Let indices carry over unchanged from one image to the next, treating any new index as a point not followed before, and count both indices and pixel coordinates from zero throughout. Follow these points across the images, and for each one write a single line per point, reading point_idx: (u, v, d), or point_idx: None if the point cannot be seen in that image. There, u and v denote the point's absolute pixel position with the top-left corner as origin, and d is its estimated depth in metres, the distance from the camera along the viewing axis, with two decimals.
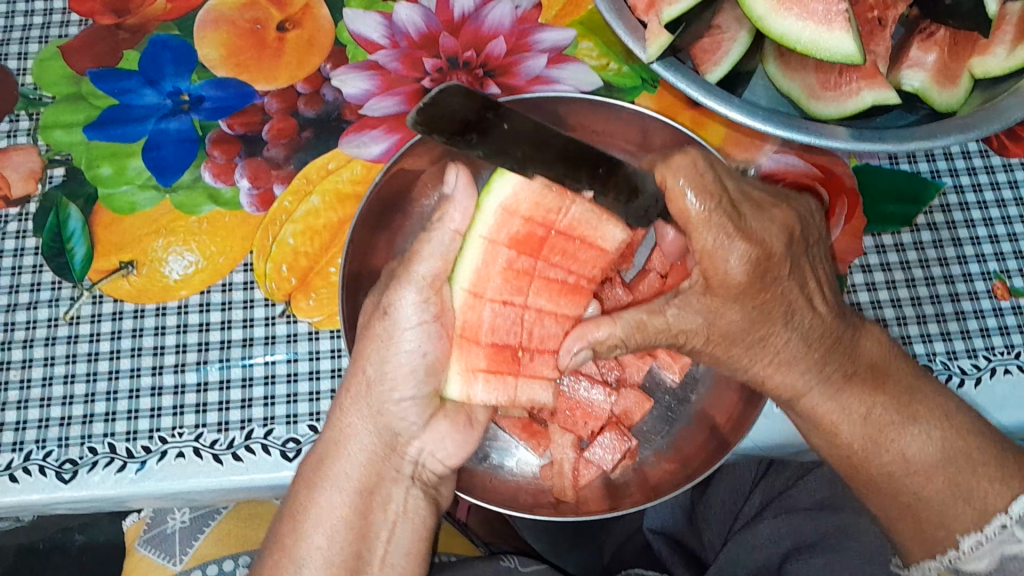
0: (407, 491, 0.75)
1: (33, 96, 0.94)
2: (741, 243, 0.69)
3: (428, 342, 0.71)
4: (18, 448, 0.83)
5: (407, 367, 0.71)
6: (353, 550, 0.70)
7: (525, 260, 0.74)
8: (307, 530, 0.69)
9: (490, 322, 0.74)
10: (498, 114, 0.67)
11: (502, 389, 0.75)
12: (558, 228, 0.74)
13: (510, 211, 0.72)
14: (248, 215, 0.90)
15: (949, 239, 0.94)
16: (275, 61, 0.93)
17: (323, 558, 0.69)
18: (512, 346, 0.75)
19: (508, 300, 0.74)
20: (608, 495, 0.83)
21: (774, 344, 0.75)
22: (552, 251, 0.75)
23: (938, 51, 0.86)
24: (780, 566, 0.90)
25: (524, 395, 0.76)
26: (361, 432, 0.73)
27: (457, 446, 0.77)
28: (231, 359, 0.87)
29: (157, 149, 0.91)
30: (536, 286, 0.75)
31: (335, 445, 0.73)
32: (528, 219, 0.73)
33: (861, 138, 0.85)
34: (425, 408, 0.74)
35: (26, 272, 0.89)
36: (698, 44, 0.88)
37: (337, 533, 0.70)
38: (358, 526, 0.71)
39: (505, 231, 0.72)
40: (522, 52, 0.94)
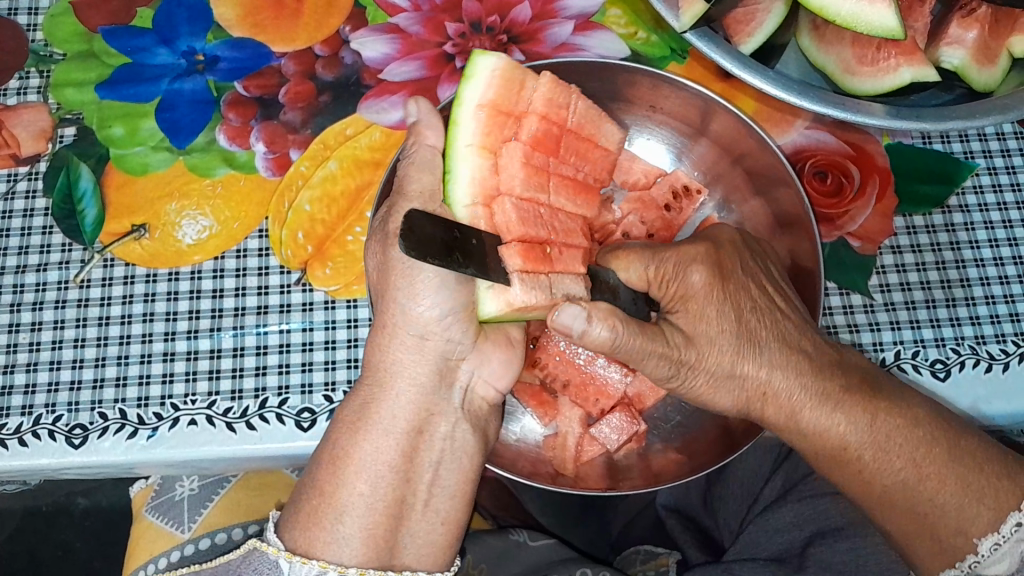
0: (455, 424, 0.73)
1: (44, 53, 0.91)
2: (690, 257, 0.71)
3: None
4: (27, 412, 0.82)
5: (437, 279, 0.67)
6: (397, 495, 0.69)
7: (539, 153, 0.73)
8: (347, 476, 0.68)
9: (515, 213, 0.68)
10: (463, 230, 0.63)
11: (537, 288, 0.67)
12: (568, 125, 0.75)
13: (501, 108, 0.71)
14: (264, 180, 0.88)
15: (981, 222, 0.92)
16: (292, 23, 0.90)
17: (365, 504, 0.68)
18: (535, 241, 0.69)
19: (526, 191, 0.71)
20: (609, 476, 0.80)
21: (758, 356, 0.71)
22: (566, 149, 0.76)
23: (979, 29, 0.81)
24: (803, 549, 0.88)
25: (561, 290, 0.69)
26: (408, 367, 0.71)
27: (504, 366, 0.76)
28: (245, 326, 0.85)
29: (171, 110, 0.89)
30: (554, 182, 0.74)
31: (380, 386, 0.71)
32: (530, 116, 0.73)
33: (898, 115, 0.79)
34: (464, 323, 0.70)
35: (36, 234, 0.87)
36: (731, 14, 0.84)
37: (382, 478, 0.69)
38: (402, 469, 0.70)
39: (512, 125, 0.72)
40: (549, 18, 0.91)
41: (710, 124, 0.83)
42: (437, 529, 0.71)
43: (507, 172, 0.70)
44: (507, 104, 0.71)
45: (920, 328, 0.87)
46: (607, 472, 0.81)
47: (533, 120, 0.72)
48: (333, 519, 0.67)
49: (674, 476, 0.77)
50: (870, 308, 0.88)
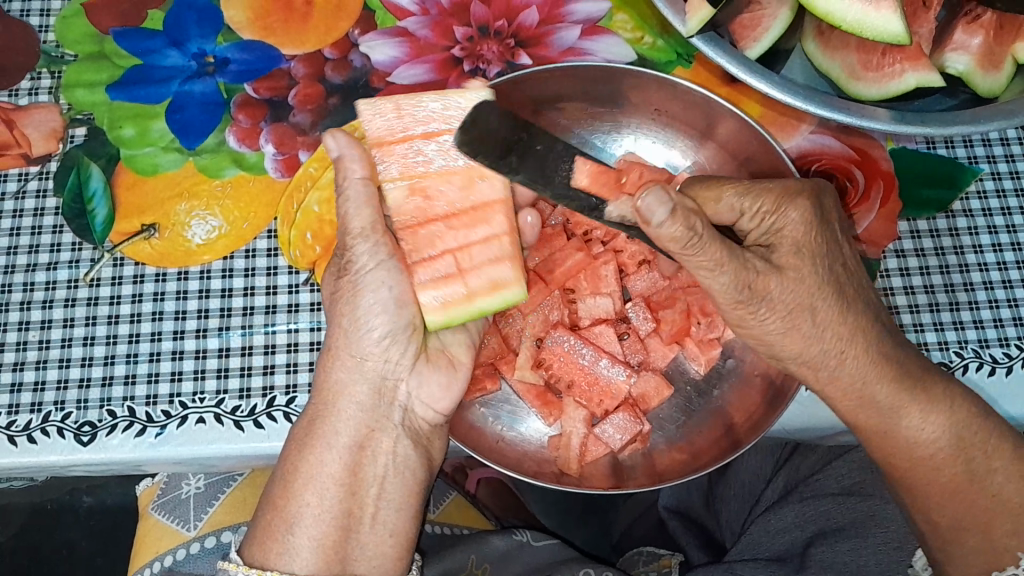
0: (396, 441, 0.74)
1: (55, 54, 0.92)
2: (802, 201, 0.71)
3: (393, 278, 0.71)
4: (37, 410, 0.82)
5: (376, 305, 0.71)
6: (345, 508, 0.70)
7: (459, 155, 0.75)
8: (298, 490, 0.70)
9: (426, 235, 0.74)
10: None
11: (449, 285, 0.74)
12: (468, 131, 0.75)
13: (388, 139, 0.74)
14: (273, 181, 0.88)
15: (985, 226, 0.92)
16: (302, 25, 0.91)
17: (313, 515, 0.69)
18: (447, 249, 0.75)
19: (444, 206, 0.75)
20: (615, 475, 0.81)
21: (822, 318, 0.72)
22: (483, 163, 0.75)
23: (984, 35, 0.82)
24: (804, 549, 0.88)
25: (486, 279, 0.75)
26: (350, 386, 0.72)
27: (444, 390, 0.76)
28: (254, 326, 0.85)
29: (181, 111, 0.89)
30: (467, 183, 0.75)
31: (326, 405, 0.72)
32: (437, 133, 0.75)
33: (903, 120, 0.80)
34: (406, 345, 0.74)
35: (46, 233, 0.88)
36: (738, 19, 0.85)
37: (328, 491, 0.70)
38: (347, 483, 0.71)
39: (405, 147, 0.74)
40: (556, 22, 0.92)
41: (717, 128, 0.84)
42: (386, 541, 0.72)
43: (422, 188, 0.74)
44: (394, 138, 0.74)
45: (925, 332, 0.88)
46: (612, 472, 0.81)
47: (442, 136, 0.74)
48: (285, 532, 0.69)
49: (677, 475, 0.78)
50: None
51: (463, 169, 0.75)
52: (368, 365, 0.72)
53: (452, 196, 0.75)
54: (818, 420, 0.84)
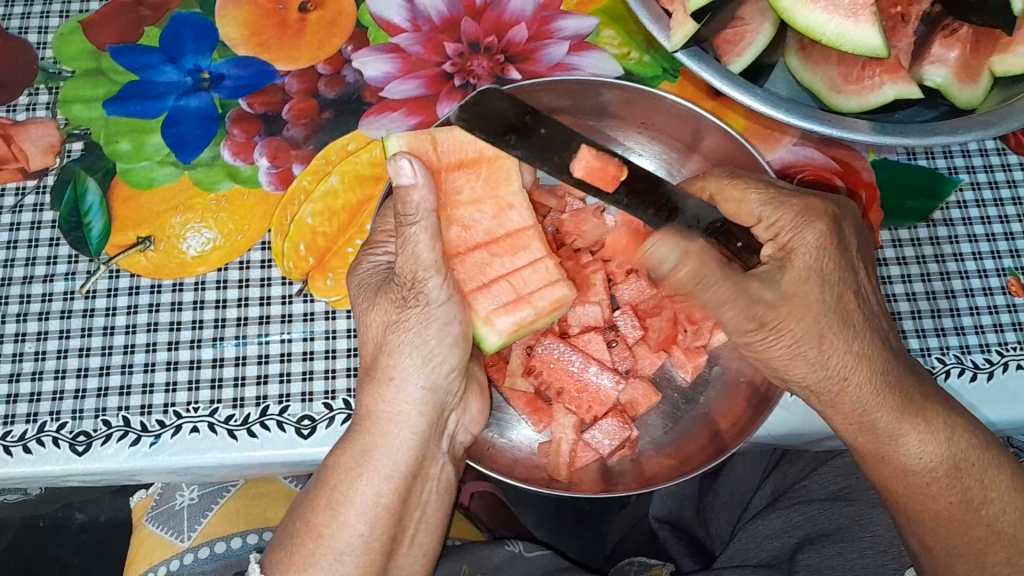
0: (443, 467, 0.75)
1: (53, 70, 0.94)
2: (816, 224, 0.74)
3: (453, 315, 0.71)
4: (32, 420, 0.83)
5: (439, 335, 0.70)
6: (390, 535, 0.72)
7: (483, 187, 0.77)
8: (346, 517, 0.70)
9: (477, 257, 0.76)
10: None
11: (517, 309, 0.76)
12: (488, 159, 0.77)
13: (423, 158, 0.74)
14: (267, 194, 0.90)
15: (965, 235, 0.94)
16: (296, 42, 0.93)
17: (364, 543, 0.71)
18: (500, 276, 0.77)
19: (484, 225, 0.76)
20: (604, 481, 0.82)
21: (827, 347, 0.74)
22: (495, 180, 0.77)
23: (961, 48, 0.84)
24: (792, 554, 0.89)
25: (543, 300, 0.77)
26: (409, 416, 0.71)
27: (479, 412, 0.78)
28: (248, 336, 0.87)
29: (177, 125, 0.91)
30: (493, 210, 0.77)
31: (376, 430, 0.71)
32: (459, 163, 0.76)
33: (883, 132, 0.82)
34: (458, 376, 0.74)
35: (43, 246, 0.89)
36: (721, 34, 0.87)
37: (379, 519, 0.71)
38: (396, 511, 0.72)
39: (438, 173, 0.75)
40: (545, 38, 0.94)
41: (703, 141, 0.87)
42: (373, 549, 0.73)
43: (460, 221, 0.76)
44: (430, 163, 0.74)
45: (907, 338, 0.90)
46: (601, 478, 0.83)
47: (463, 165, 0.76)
48: (332, 560, 0.70)
49: (665, 479, 0.79)
50: None
51: (490, 197, 0.77)
52: (423, 398, 0.71)
53: (488, 219, 0.77)
54: (804, 426, 0.85)
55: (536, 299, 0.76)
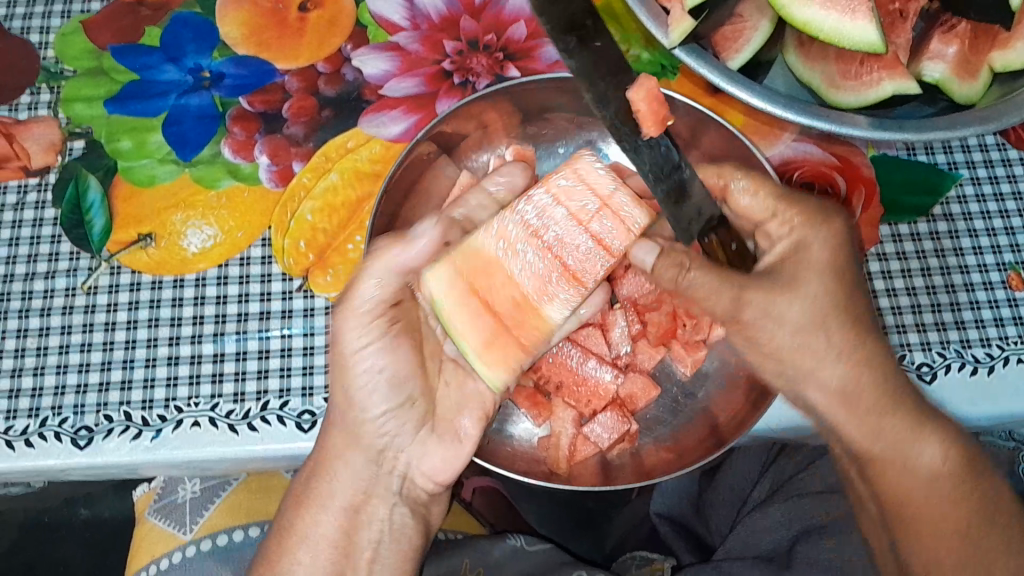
0: (393, 507, 0.78)
1: (55, 70, 0.94)
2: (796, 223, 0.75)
3: (384, 359, 0.74)
4: (34, 415, 0.83)
5: (366, 380, 0.74)
6: (337, 567, 0.75)
7: (507, 288, 0.73)
8: (293, 545, 0.75)
9: (573, 257, 0.74)
10: None
11: (586, 246, 0.74)
12: (481, 297, 0.73)
13: (523, 345, 0.75)
14: (267, 191, 0.90)
15: (965, 230, 0.94)
16: (296, 41, 0.93)
17: (306, 573, 0.74)
18: (573, 257, 0.74)
19: (558, 250, 0.74)
20: (604, 474, 0.82)
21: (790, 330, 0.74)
22: (485, 288, 0.73)
23: (960, 44, 0.84)
24: (790, 547, 0.89)
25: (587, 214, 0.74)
26: (350, 466, 0.76)
27: (446, 463, 0.79)
28: (248, 331, 0.87)
29: (177, 123, 0.91)
30: (500, 276, 0.73)
31: (324, 469, 0.76)
32: (479, 284, 0.73)
33: (882, 126, 0.82)
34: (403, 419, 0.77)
35: (44, 243, 0.89)
36: (720, 30, 0.87)
37: (322, 548, 0.75)
38: (342, 545, 0.76)
39: (519, 329, 0.74)
40: (544, 36, 0.94)
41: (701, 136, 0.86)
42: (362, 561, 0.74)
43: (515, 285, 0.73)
44: (529, 341, 0.74)
45: (907, 332, 0.90)
46: (601, 471, 0.82)
47: (478, 284, 0.73)
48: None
49: (665, 472, 0.79)
50: None
51: (540, 276, 0.73)
52: (368, 440, 0.76)
53: (537, 244, 0.73)
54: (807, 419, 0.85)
55: (619, 210, 0.74)
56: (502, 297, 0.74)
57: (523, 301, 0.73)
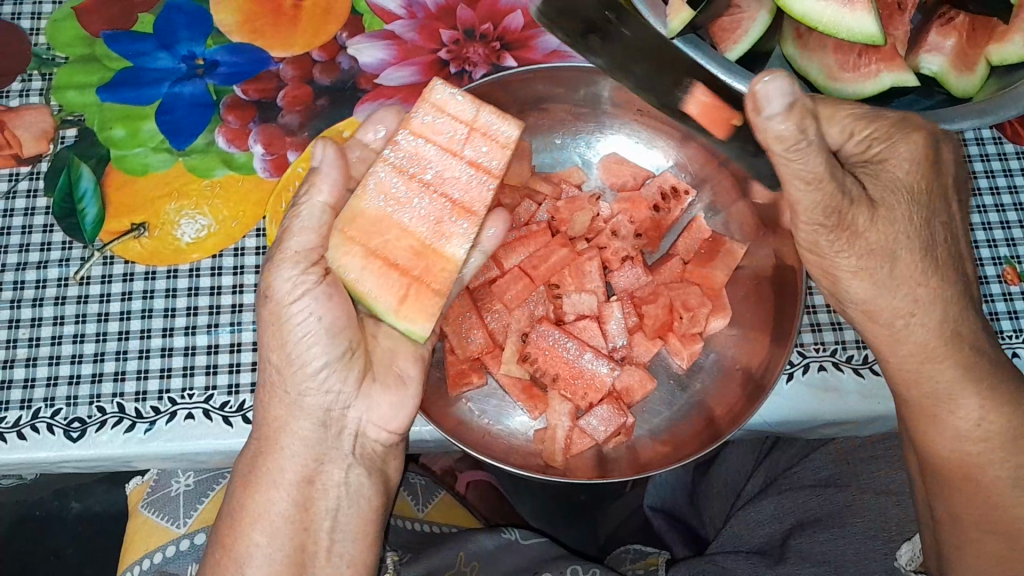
0: (348, 470, 0.73)
1: (46, 57, 0.93)
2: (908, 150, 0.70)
3: (321, 305, 0.69)
4: (26, 406, 0.83)
5: (307, 335, 0.69)
6: (296, 542, 0.71)
7: (384, 240, 0.70)
8: (243, 528, 0.70)
9: (460, 190, 0.72)
10: None
11: (443, 159, 0.71)
12: (371, 247, 0.70)
13: (437, 289, 0.70)
14: (261, 181, 0.89)
15: None
16: (291, 29, 0.93)
17: (263, 555, 0.70)
18: (443, 179, 0.71)
19: (440, 185, 0.71)
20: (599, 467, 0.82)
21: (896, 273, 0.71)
22: (370, 232, 0.70)
23: (957, 37, 0.83)
24: (784, 540, 0.90)
25: (463, 120, 0.72)
26: (292, 424, 0.71)
27: (393, 409, 0.74)
28: (243, 323, 0.86)
29: (171, 112, 0.91)
30: (390, 224, 0.70)
31: (269, 441, 0.72)
32: (371, 236, 0.70)
33: None
34: (345, 373, 0.72)
35: (36, 232, 0.89)
36: (718, 21, 0.86)
37: (278, 529, 0.70)
38: (299, 519, 0.71)
39: (430, 277, 0.70)
40: (540, 26, 0.94)
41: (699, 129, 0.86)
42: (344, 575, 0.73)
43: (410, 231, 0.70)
44: (442, 286, 0.70)
45: None
46: (596, 464, 0.83)
47: (368, 240, 0.70)
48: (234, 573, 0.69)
49: (660, 465, 0.79)
50: None
51: (431, 219, 0.71)
52: (308, 401, 0.71)
53: (414, 184, 0.71)
54: (802, 412, 0.85)
55: (487, 130, 0.72)
56: (400, 248, 0.70)
57: (423, 247, 0.70)
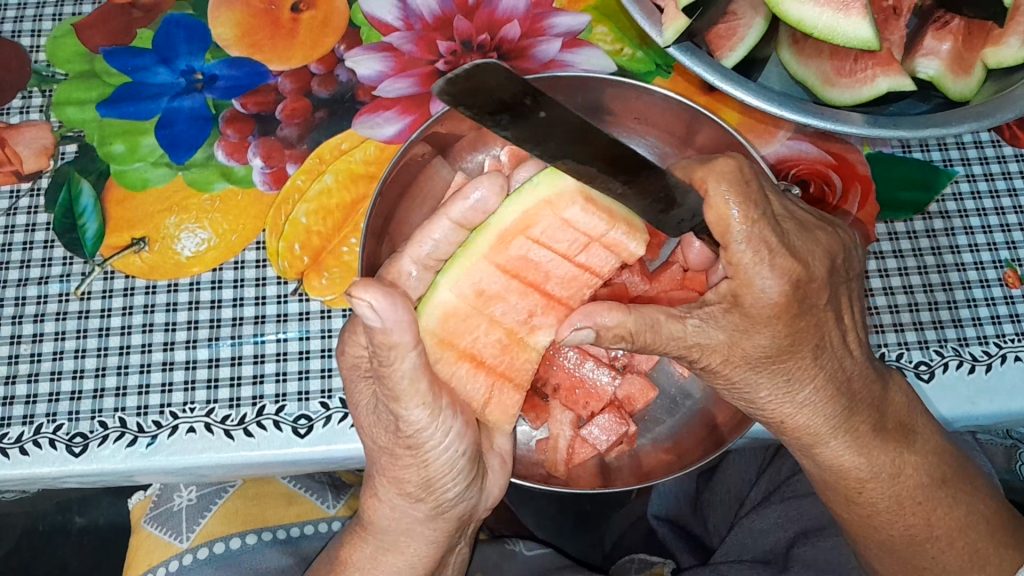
0: (461, 550, 0.81)
1: (46, 73, 0.94)
2: (777, 265, 0.66)
3: (457, 435, 0.67)
4: (29, 422, 0.83)
5: (447, 467, 0.68)
6: None
7: (479, 334, 0.72)
8: None
9: (558, 287, 0.74)
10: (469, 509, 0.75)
11: (555, 261, 0.74)
12: (463, 344, 0.72)
13: (519, 383, 0.74)
14: (261, 194, 0.90)
15: (962, 227, 0.94)
16: (289, 42, 0.93)
17: None
18: (544, 278, 0.74)
19: (541, 282, 0.73)
20: (601, 475, 0.82)
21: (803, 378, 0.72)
22: (465, 331, 0.72)
23: (953, 41, 0.84)
24: (787, 550, 0.90)
25: (584, 229, 0.73)
26: (426, 534, 0.74)
27: (498, 481, 0.76)
28: (244, 336, 0.87)
29: (170, 126, 0.91)
30: (485, 322, 0.72)
31: (400, 543, 0.74)
32: (461, 337, 0.71)
33: (876, 124, 0.81)
34: (477, 484, 0.72)
35: (37, 248, 0.89)
36: (714, 29, 0.86)
37: None
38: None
39: (513, 371, 0.74)
40: (538, 35, 0.94)
41: (695, 137, 0.86)
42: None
43: (499, 327, 0.73)
44: (523, 381, 0.74)
45: (904, 331, 0.90)
46: (599, 473, 0.83)
47: (459, 340, 0.71)
48: None
49: (662, 474, 0.79)
50: None
51: (524, 318, 0.73)
52: (450, 513, 0.73)
53: (514, 282, 0.72)
54: None
55: (611, 243, 0.74)
56: (487, 343, 0.72)
57: (510, 339, 0.73)
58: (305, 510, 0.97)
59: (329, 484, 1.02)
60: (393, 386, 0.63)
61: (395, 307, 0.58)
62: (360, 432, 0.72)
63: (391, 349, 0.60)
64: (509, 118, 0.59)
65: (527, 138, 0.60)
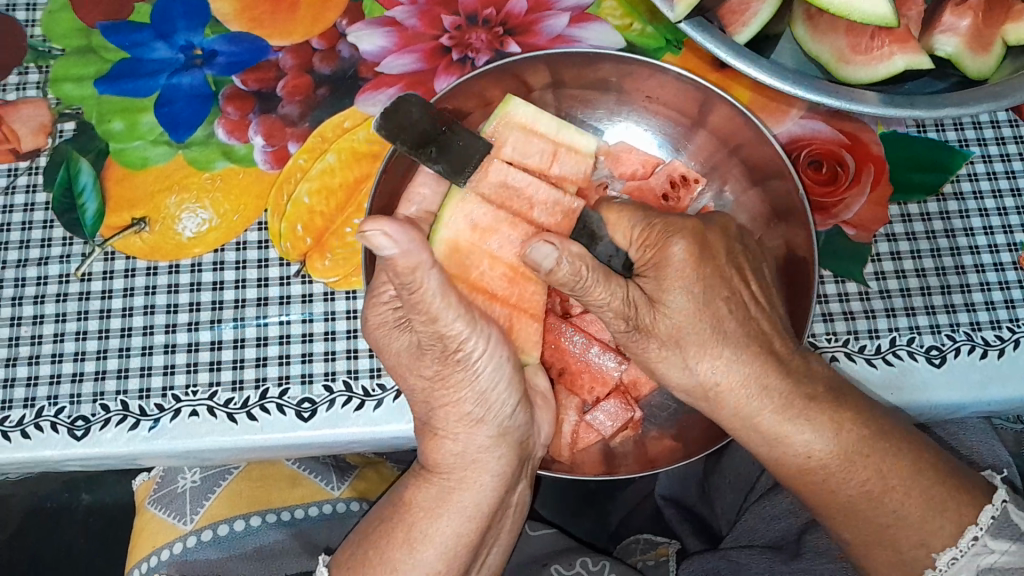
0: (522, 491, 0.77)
1: (42, 49, 0.92)
2: (675, 226, 0.73)
3: (497, 347, 0.69)
4: (29, 405, 0.82)
5: (495, 378, 0.69)
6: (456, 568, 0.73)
7: (487, 266, 0.78)
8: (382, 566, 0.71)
9: (544, 214, 0.79)
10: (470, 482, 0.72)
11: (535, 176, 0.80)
12: (469, 278, 0.77)
13: (533, 312, 0.78)
14: (262, 173, 0.88)
15: (976, 209, 0.92)
16: (289, 16, 0.90)
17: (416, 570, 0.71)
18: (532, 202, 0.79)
19: (527, 211, 0.79)
20: (606, 462, 0.81)
21: (728, 343, 0.72)
22: (466, 265, 0.77)
23: (973, 16, 0.81)
24: (800, 535, 0.90)
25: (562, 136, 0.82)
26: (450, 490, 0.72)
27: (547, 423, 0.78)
28: (246, 318, 0.86)
29: (170, 104, 0.89)
30: (485, 256, 0.78)
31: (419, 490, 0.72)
32: (468, 271, 0.77)
33: (892, 103, 0.78)
34: (524, 406, 0.72)
35: (36, 228, 0.88)
36: (727, 4, 0.84)
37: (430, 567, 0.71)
38: None
39: (525, 301, 0.78)
40: (545, 10, 0.92)
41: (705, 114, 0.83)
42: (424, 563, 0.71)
43: (500, 260, 0.78)
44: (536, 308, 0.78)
45: (916, 315, 0.88)
46: (602, 459, 0.81)
47: (466, 272, 0.77)
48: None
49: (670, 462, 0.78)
50: (865, 295, 0.88)
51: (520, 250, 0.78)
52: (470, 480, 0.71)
53: (503, 214, 0.78)
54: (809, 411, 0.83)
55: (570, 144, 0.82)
56: (493, 276, 0.78)
57: (514, 272, 0.78)
58: (308, 492, 0.96)
59: (334, 465, 0.99)
60: (431, 309, 0.63)
61: (408, 234, 0.60)
62: (403, 377, 0.71)
63: (414, 272, 0.61)
64: (436, 150, 0.75)
65: (457, 167, 0.76)
